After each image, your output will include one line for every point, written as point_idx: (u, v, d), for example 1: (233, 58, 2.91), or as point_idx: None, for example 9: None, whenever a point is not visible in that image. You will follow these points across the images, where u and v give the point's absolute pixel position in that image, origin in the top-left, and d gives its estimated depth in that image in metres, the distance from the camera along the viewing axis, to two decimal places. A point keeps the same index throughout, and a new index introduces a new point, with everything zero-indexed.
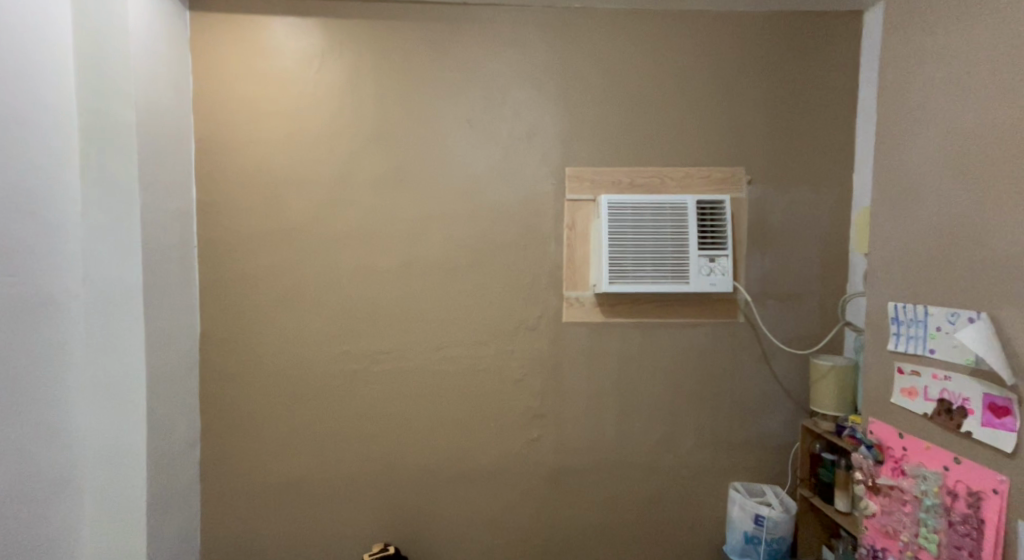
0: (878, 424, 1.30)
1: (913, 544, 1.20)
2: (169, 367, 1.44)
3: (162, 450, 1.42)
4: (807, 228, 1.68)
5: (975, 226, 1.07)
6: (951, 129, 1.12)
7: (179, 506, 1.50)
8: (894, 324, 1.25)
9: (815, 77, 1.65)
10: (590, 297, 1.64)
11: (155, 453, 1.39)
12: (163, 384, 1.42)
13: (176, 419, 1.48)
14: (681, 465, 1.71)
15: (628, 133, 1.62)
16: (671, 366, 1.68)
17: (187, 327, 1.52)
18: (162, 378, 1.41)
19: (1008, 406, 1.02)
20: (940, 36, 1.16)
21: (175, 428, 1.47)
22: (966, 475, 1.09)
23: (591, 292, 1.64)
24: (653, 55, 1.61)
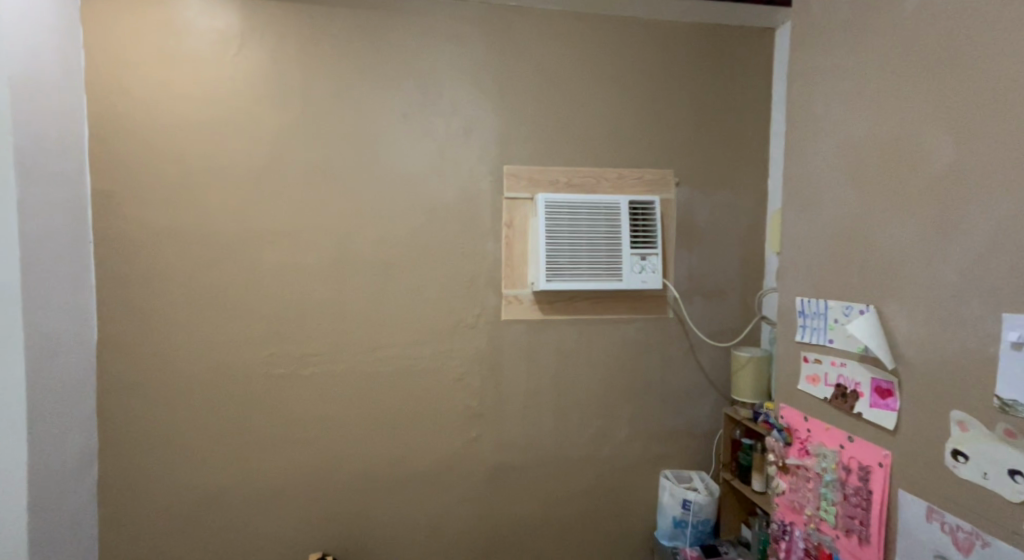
0: (788, 409, 1.42)
1: (815, 517, 1.31)
2: (51, 375, 1.34)
3: (47, 459, 1.33)
4: (729, 228, 1.80)
5: (863, 226, 1.18)
6: (843, 137, 1.24)
7: (72, 517, 1.42)
8: (801, 317, 1.36)
9: (733, 86, 1.77)
10: (528, 294, 1.68)
11: (38, 463, 1.30)
12: (47, 392, 1.33)
13: (68, 424, 1.40)
14: (616, 456, 1.78)
15: (561, 135, 1.68)
16: (604, 361, 1.75)
17: (80, 328, 1.44)
18: (45, 384, 1.32)
19: (891, 388, 1.12)
20: (834, 53, 1.27)
21: (67, 434, 1.40)
22: (858, 452, 1.20)
23: (529, 289, 1.68)
24: (585, 59, 1.67)
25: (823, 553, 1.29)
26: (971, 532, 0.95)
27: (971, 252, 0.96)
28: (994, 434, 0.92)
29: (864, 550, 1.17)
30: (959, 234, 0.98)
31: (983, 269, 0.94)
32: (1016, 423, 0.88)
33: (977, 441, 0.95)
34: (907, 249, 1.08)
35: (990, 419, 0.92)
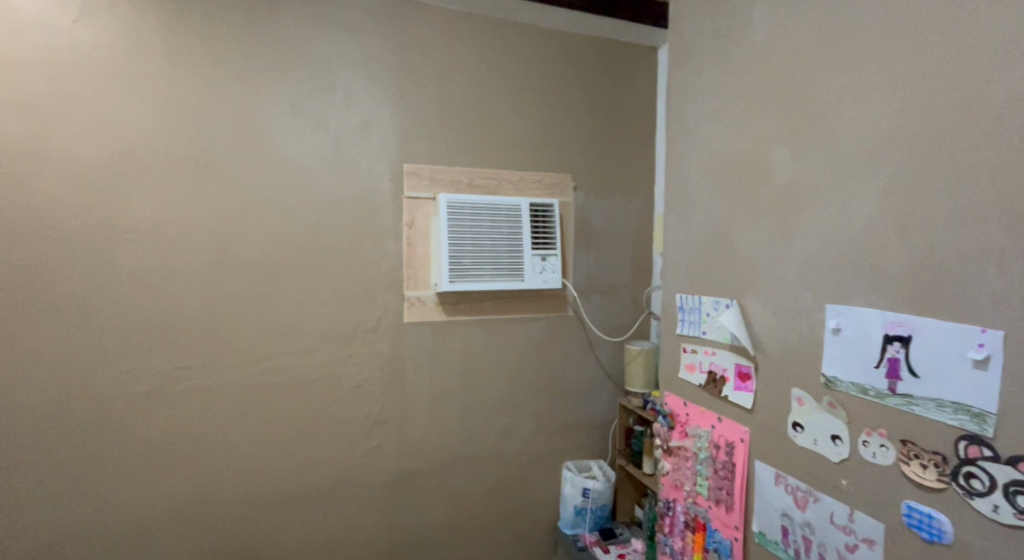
0: (671, 396, 1.53)
1: (692, 492, 1.43)
2: None
3: None
4: (620, 231, 1.93)
5: (723, 228, 1.31)
6: (704, 146, 1.37)
7: None
8: (681, 312, 1.47)
9: (623, 99, 1.91)
10: (432, 295, 1.71)
11: None
12: None
13: None
14: (519, 450, 1.85)
15: (462, 139, 1.72)
16: (506, 358, 1.81)
17: None
18: None
19: (749, 372, 1.24)
20: (695, 71, 1.41)
21: None
22: (726, 430, 1.32)
23: (433, 291, 1.71)
24: (486, 67, 1.73)
25: (699, 524, 1.41)
26: (806, 491, 1.09)
27: (801, 251, 1.08)
28: (822, 405, 1.05)
29: (730, 517, 1.30)
30: (792, 235, 1.10)
31: (810, 266, 1.06)
32: (836, 396, 1.01)
33: (811, 413, 1.08)
34: (756, 249, 1.21)
35: (818, 393, 1.05)
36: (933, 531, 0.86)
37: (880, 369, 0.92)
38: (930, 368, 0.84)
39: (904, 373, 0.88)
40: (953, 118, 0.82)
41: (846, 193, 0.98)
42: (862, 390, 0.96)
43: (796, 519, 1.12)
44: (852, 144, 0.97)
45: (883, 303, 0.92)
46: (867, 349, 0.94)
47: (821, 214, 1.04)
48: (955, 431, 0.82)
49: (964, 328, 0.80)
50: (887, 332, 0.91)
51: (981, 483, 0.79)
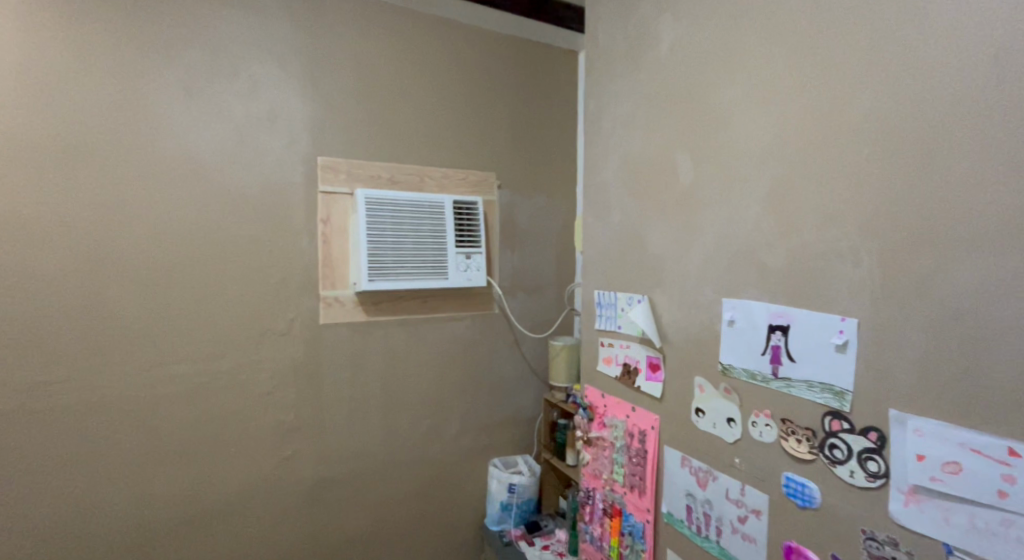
0: (591, 388, 1.58)
1: (610, 479, 1.49)
2: None
3: None
4: (542, 229, 1.97)
5: (631, 225, 1.35)
6: (611, 145, 1.41)
7: None
8: (598, 308, 1.51)
9: (543, 99, 1.96)
10: (351, 294, 1.67)
11: None
12: None
13: None
14: (443, 449, 1.85)
15: (382, 135, 1.69)
16: (429, 357, 1.80)
17: None
18: None
19: (658, 362, 1.30)
20: (597, 70, 1.45)
21: None
22: (639, 418, 1.38)
23: (352, 290, 1.66)
24: (404, 61, 1.71)
25: (615, 510, 1.47)
26: (706, 470, 1.17)
27: (701, 248, 1.15)
28: (719, 391, 1.13)
29: (642, 500, 1.37)
30: (693, 233, 1.17)
31: (709, 262, 1.13)
32: (732, 382, 1.09)
33: (710, 399, 1.15)
34: (662, 245, 1.26)
35: (716, 380, 1.13)
36: (805, 498, 0.95)
37: (765, 355, 1.01)
38: (804, 353, 0.93)
39: (784, 359, 0.97)
40: (822, 124, 0.90)
41: (736, 193, 1.06)
42: (752, 375, 1.04)
43: (698, 497, 1.20)
44: (741, 146, 1.04)
45: (768, 296, 1.00)
46: (755, 338, 1.03)
47: (718, 214, 1.10)
48: (822, 408, 0.91)
49: (829, 317, 0.89)
50: (770, 322, 0.99)
51: (841, 452, 0.89)
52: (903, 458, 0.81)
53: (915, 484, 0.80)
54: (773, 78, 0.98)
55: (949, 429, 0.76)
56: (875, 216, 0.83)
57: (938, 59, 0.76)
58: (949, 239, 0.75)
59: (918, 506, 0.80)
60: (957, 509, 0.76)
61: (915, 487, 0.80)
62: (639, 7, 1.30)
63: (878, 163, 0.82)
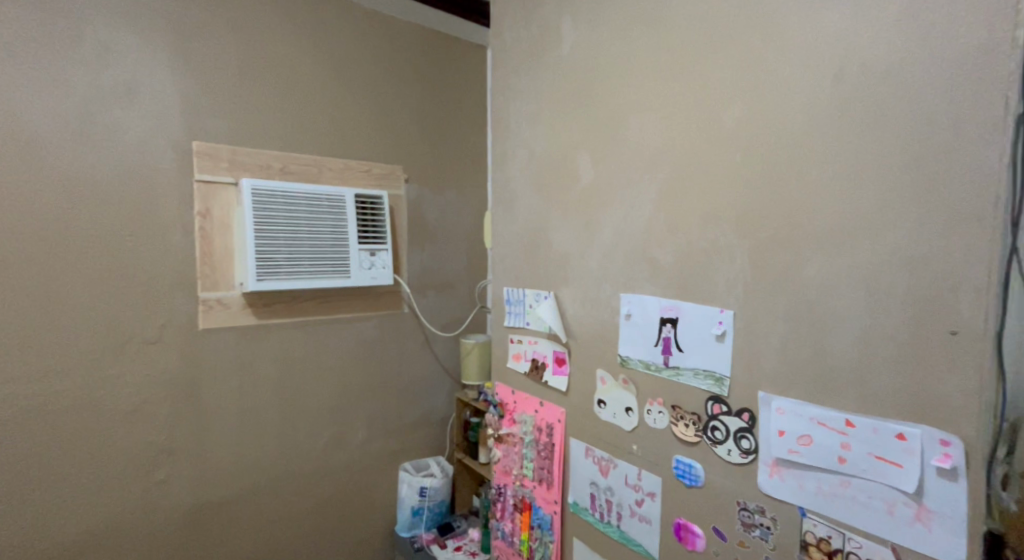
0: (501, 385, 1.57)
1: (519, 475, 1.50)
2: None
3: None
4: (451, 226, 1.96)
5: (540, 222, 1.36)
6: (519, 140, 1.40)
7: None
8: (507, 305, 1.50)
9: (452, 93, 1.94)
10: (236, 296, 1.51)
11: None
12: None
13: None
14: (349, 456, 1.77)
15: (278, 121, 1.57)
16: (333, 360, 1.72)
17: None
18: None
19: (563, 357, 1.33)
20: (506, 64, 1.44)
21: None
22: (546, 413, 1.40)
23: (238, 291, 1.52)
24: (304, 43, 1.60)
25: (525, 504, 1.49)
26: (608, 459, 1.22)
27: (603, 244, 1.18)
28: (618, 382, 1.18)
29: (550, 493, 1.40)
30: (597, 229, 1.19)
31: (610, 259, 1.17)
32: (629, 372, 1.15)
33: (611, 390, 1.20)
34: (568, 242, 1.28)
35: (616, 371, 1.18)
36: (691, 477, 1.03)
37: (657, 347, 1.07)
38: (690, 343, 1.01)
39: (674, 349, 1.04)
40: (709, 127, 0.96)
41: (634, 191, 1.10)
42: (647, 365, 1.10)
43: (601, 485, 1.25)
44: (643, 144, 1.07)
45: (660, 290, 1.06)
46: (648, 330, 1.09)
47: (616, 212, 1.14)
48: (706, 393, 0.99)
49: (709, 308, 0.97)
50: (662, 315, 1.05)
51: (721, 433, 0.97)
52: (768, 435, 0.89)
53: (777, 457, 0.88)
54: (668, 82, 1.02)
55: (805, 406, 0.85)
56: (750, 214, 0.90)
57: (815, 63, 0.82)
58: (812, 236, 0.83)
59: (780, 477, 0.88)
60: (809, 476, 0.85)
61: (777, 460, 0.88)
62: (544, 3, 1.31)
63: (758, 165, 0.89)
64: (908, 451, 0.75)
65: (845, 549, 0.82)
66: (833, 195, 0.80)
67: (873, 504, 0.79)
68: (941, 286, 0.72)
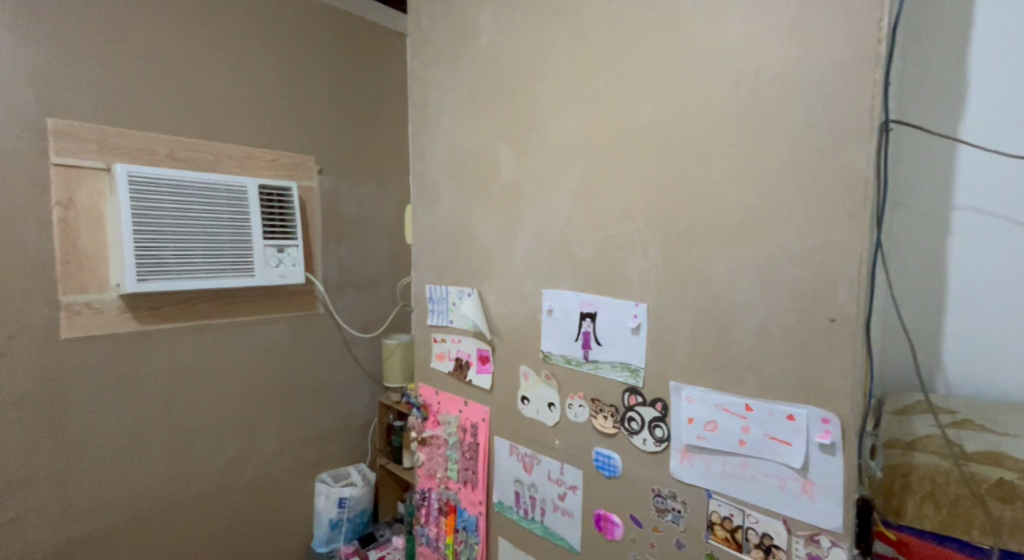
0: (424, 387, 1.53)
1: (444, 477, 1.48)
2: None
3: None
4: (371, 223, 1.90)
5: (462, 217, 1.34)
6: (439, 133, 1.38)
7: None
8: (430, 303, 1.47)
9: (370, 82, 1.87)
10: (114, 297, 1.38)
11: None
12: None
13: None
14: (261, 466, 1.68)
15: (173, 105, 1.45)
16: (239, 364, 1.61)
17: None
18: None
19: (486, 354, 1.32)
20: (423, 54, 1.41)
21: None
22: (470, 412, 1.39)
23: (115, 293, 1.38)
24: (203, 23, 1.49)
25: (450, 507, 1.47)
26: (531, 455, 1.23)
27: (524, 238, 1.18)
28: (540, 377, 1.19)
29: (475, 494, 1.39)
30: (518, 224, 1.20)
31: (530, 254, 1.18)
32: (551, 368, 1.16)
33: (534, 386, 1.21)
34: (491, 237, 1.27)
35: (538, 366, 1.19)
36: (610, 468, 1.05)
37: (577, 341, 1.08)
38: (608, 337, 1.03)
39: (593, 343, 1.06)
40: (621, 124, 0.98)
41: (553, 186, 1.11)
42: (568, 360, 1.12)
43: (525, 482, 1.25)
44: (560, 139, 1.09)
45: (580, 286, 1.08)
46: (569, 325, 1.10)
47: (537, 207, 1.15)
48: (623, 385, 1.01)
49: (625, 303, 1.00)
50: (582, 310, 1.07)
51: (637, 423, 1.00)
52: (679, 422, 0.93)
53: (687, 444, 0.92)
54: (583, 78, 1.04)
55: (710, 393, 0.89)
56: (661, 210, 0.94)
57: (717, 63, 0.85)
58: (715, 230, 0.87)
59: (690, 462, 0.92)
60: (715, 460, 0.89)
61: (687, 446, 0.92)
62: None
63: (666, 162, 0.92)
64: (796, 430, 0.80)
65: (744, 526, 0.87)
66: (733, 191, 0.85)
67: (769, 483, 0.84)
68: (820, 277, 0.78)
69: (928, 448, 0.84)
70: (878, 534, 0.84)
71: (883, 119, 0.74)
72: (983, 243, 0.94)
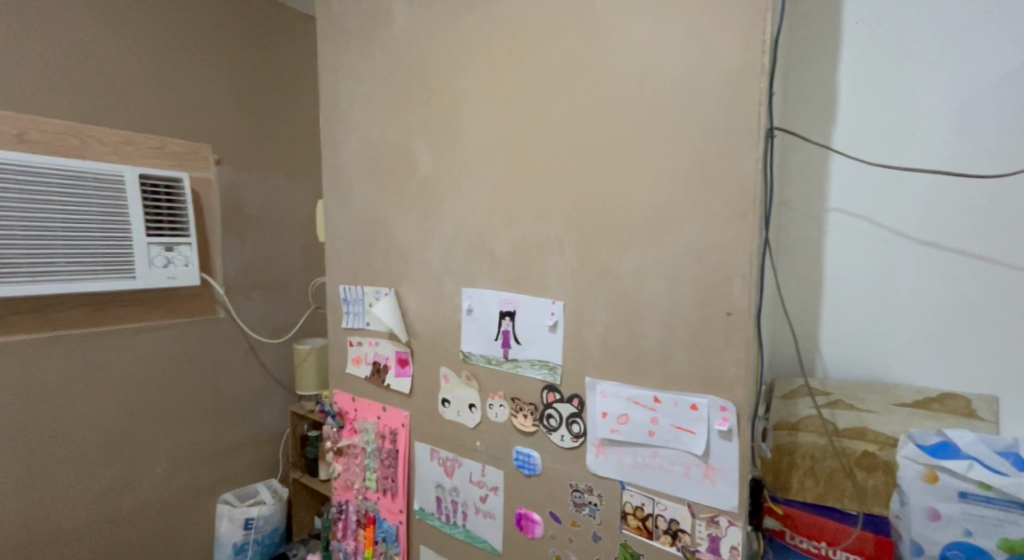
0: (340, 394, 1.46)
1: (362, 488, 1.42)
2: None
3: None
4: (278, 220, 1.81)
5: (378, 214, 1.30)
6: (350, 124, 1.34)
7: None
8: (345, 305, 1.41)
9: (276, 69, 1.78)
10: None
11: None
12: None
13: None
14: (153, 486, 1.54)
15: (37, 81, 1.29)
16: (123, 375, 1.47)
17: None
18: None
19: (406, 357, 1.29)
20: (333, 40, 1.36)
21: None
22: (389, 418, 1.35)
23: None
24: None
25: (369, 518, 1.42)
26: (452, 459, 1.21)
27: (443, 236, 1.17)
28: (461, 379, 1.17)
29: (395, 503, 1.35)
30: (435, 222, 1.18)
31: (449, 253, 1.16)
32: (472, 368, 1.15)
33: (454, 388, 1.19)
34: (409, 236, 1.24)
35: (458, 366, 1.17)
36: (530, 466, 1.06)
37: (497, 341, 1.08)
38: (527, 336, 1.04)
39: (512, 342, 1.06)
40: (536, 121, 0.99)
41: (470, 182, 1.10)
42: (488, 359, 1.11)
43: (446, 487, 1.23)
44: (476, 135, 1.09)
45: (499, 284, 1.08)
46: (488, 324, 1.10)
47: (455, 204, 1.14)
48: (541, 383, 1.02)
49: (543, 300, 1.01)
50: (501, 309, 1.07)
51: (555, 420, 1.01)
52: (594, 417, 0.95)
53: (602, 437, 0.95)
54: (497, 73, 1.04)
55: (623, 387, 0.92)
56: (575, 207, 0.96)
57: (626, 63, 0.88)
58: (626, 227, 0.90)
59: (605, 456, 0.95)
60: (626, 452, 0.92)
61: (602, 440, 0.95)
62: None
63: (580, 160, 0.94)
64: (698, 419, 0.85)
65: (654, 513, 0.91)
66: (641, 190, 0.88)
67: (675, 472, 0.88)
68: (718, 272, 0.82)
69: (811, 428, 0.96)
70: (767, 510, 0.96)
71: (769, 126, 0.80)
72: (854, 241, 1.04)
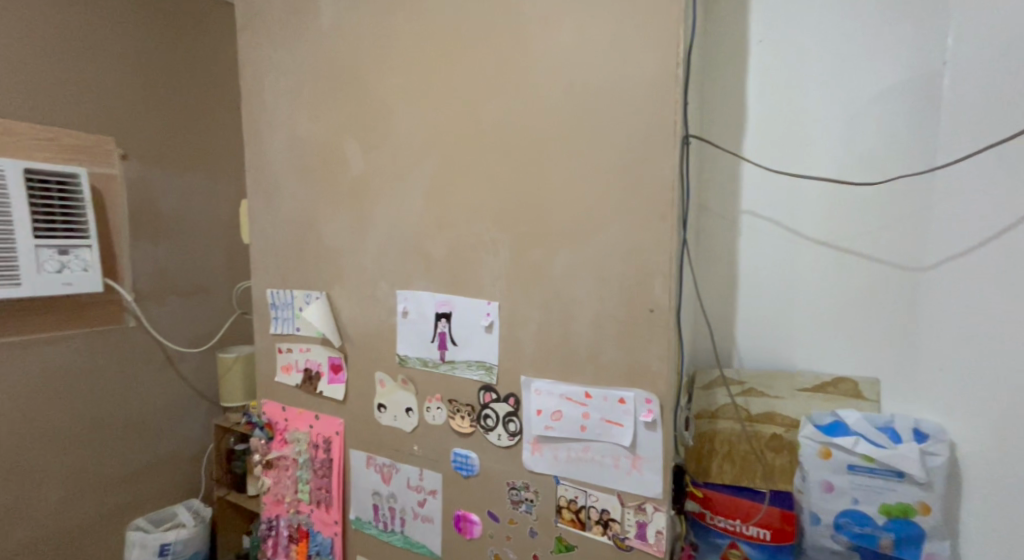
0: (269, 404, 1.41)
1: (294, 501, 1.37)
2: None
3: None
4: (197, 221, 1.72)
5: (308, 216, 1.26)
6: (274, 121, 1.29)
7: None
8: (274, 310, 1.36)
9: (191, 61, 1.69)
10: None
11: None
12: None
13: None
14: (50, 510, 1.42)
15: None
16: (14, 391, 1.34)
17: None
18: None
19: (340, 363, 1.26)
20: (254, 33, 1.31)
21: None
22: (323, 427, 1.31)
23: None
24: None
25: (302, 532, 1.37)
26: (389, 465, 1.20)
27: (376, 238, 1.15)
28: (398, 383, 1.16)
29: (329, 514, 1.31)
30: (368, 223, 1.16)
31: (382, 255, 1.15)
32: (408, 372, 1.14)
33: (391, 392, 1.18)
34: (339, 238, 1.22)
35: (394, 370, 1.16)
36: (468, 467, 1.07)
37: (433, 343, 1.08)
38: (463, 337, 1.04)
39: (449, 344, 1.06)
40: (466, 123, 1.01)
41: (403, 184, 1.10)
42: (424, 362, 1.11)
43: (383, 494, 1.21)
44: (406, 136, 1.08)
45: (434, 285, 1.08)
46: (424, 327, 1.10)
47: (387, 205, 1.13)
48: (478, 383, 1.03)
49: (478, 302, 1.02)
50: (437, 311, 1.07)
51: (492, 420, 1.02)
52: (529, 415, 0.97)
53: (537, 435, 0.97)
54: (427, 74, 1.05)
55: (557, 385, 0.94)
56: (507, 209, 0.98)
57: (551, 69, 0.92)
58: (557, 229, 0.93)
59: (540, 453, 0.97)
60: (561, 447, 0.95)
61: (537, 437, 0.97)
62: None
63: (511, 163, 0.96)
64: (626, 412, 0.89)
65: (586, 506, 0.94)
66: (570, 193, 0.92)
67: (606, 464, 0.91)
68: (642, 271, 0.87)
69: (727, 415, 1.06)
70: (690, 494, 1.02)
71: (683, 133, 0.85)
72: (766, 241, 1.12)
